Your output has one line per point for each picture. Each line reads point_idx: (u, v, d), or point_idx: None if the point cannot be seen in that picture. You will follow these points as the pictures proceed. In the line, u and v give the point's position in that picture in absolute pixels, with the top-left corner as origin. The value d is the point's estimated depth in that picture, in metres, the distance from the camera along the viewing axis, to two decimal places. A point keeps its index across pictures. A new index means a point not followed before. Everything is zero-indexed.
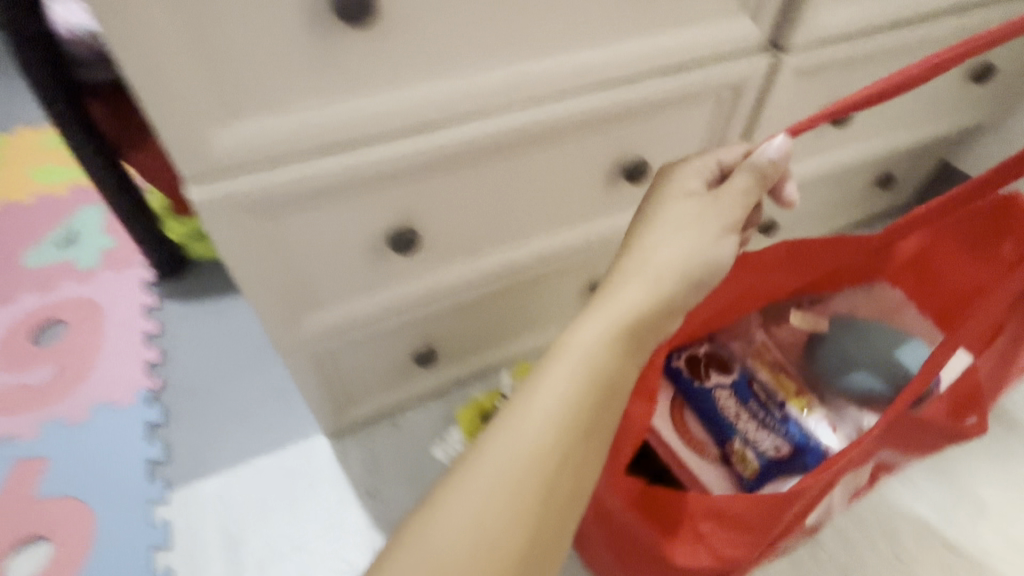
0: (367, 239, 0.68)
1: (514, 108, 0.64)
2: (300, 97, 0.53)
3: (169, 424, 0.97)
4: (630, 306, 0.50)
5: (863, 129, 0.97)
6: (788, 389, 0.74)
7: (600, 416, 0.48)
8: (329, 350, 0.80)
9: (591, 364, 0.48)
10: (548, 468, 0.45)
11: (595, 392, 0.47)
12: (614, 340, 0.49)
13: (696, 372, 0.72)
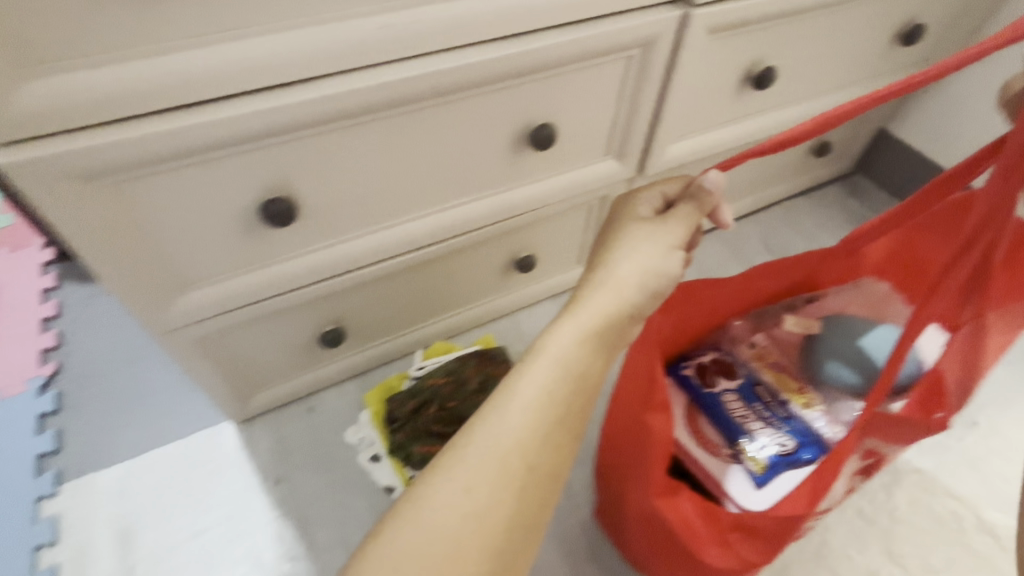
0: (236, 208, 0.63)
1: (389, 61, 0.59)
2: (133, 41, 0.48)
3: (62, 415, 0.91)
4: (601, 309, 0.50)
5: (791, 86, 0.94)
6: (791, 388, 0.69)
7: (580, 401, 0.49)
8: (217, 331, 0.74)
9: (567, 357, 0.48)
10: (534, 453, 0.46)
11: (572, 402, 0.48)
12: (592, 334, 0.50)
13: (702, 378, 0.68)
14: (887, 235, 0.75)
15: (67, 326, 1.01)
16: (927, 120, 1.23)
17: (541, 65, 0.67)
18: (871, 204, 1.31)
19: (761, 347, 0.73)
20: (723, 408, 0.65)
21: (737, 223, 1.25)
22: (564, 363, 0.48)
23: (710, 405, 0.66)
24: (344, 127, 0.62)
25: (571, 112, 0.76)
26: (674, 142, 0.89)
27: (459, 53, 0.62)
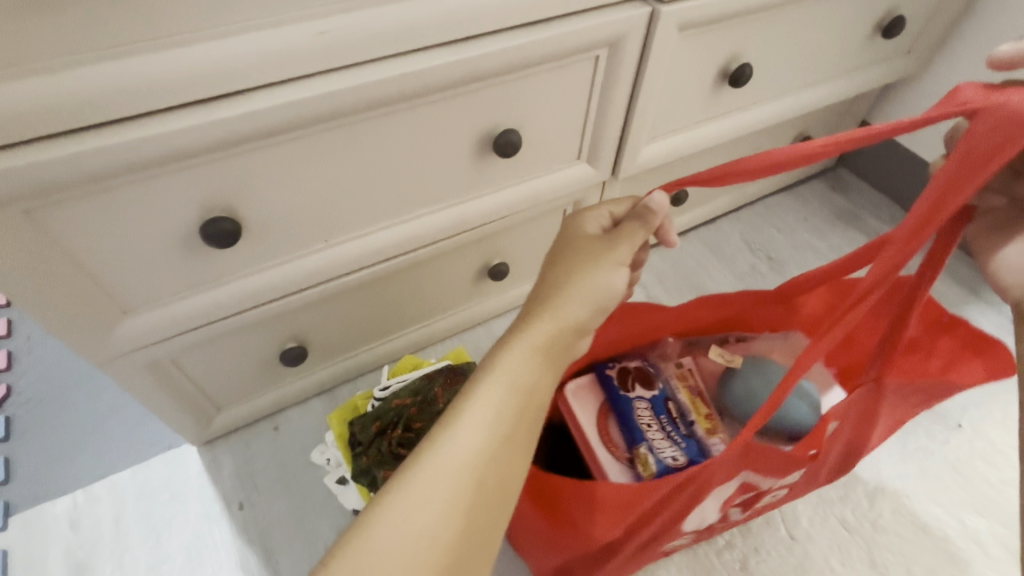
0: (176, 228, 0.58)
1: (336, 67, 0.55)
2: (42, 52, 0.44)
3: (11, 443, 0.86)
4: (556, 326, 0.47)
5: (769, 80, 0.91)
6: (700, 410, 0.66)
7: (535, 413, 0.46)
8: (167, 355, 0.70)
9: (525, 372, 0.45)
10: (492, 469, 0.43)
11: (525, 419, 0.45)
12: (545, 350, 0.47)
13: (622, 381, 0.64)
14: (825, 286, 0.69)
15: (19, 346, 0.96)
16: (910, 113, 1.20)
17: (502, 69, 0.63)
18: (854, 199, 1.29)
19: (686, 366, 0.70)
20: (632, 415, 0.62)
21: (718, 221, 1.22)
22: (516, 380, 0.45)
23: (619, 409, 0.62)
24: (290, 140, 0.58)
25: (538, 116, 0.72)
26: (648, 143, 0.86)
27: (414, 56, 0.58)
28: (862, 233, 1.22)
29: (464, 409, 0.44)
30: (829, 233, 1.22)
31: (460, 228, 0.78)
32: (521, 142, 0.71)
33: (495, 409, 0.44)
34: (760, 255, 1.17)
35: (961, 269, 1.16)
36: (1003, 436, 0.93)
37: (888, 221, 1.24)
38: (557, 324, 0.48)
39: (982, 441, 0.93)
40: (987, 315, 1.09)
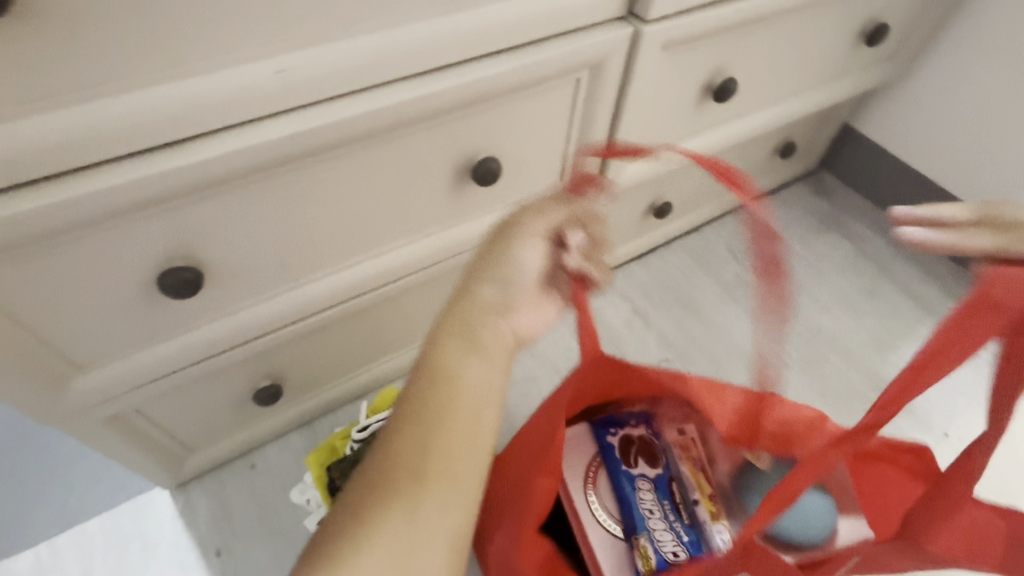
0: (131, 281, 0.54)
1: (303, 104, 0.51)
2: None
3: None
4: (461, 326, 0.45)
5: (753, 92, 0.88)
6: (705, 491, 0.63)
7: (457, 424, 0.41)
8: (130, 407, 0.66)
9: (433, 382, 0.42)
10: (408, 494, 0.39)
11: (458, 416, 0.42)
12: (454, 356, 0.44)
13: (624, 453, 0.64)
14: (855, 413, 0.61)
15: None
16: (891, 117, 1.20)
17: (479, 97, 0.59)
18: (837, 202, 1.28)
19: (691, 435, 0.67)
20: (635, 500, 0.60)
21: (701, 230, 1.20)
22: (441, 372, 0.43)
23: (619, 488, 0.61)
24: (254, 181, 0.54)
25: (517, 141, 0.69)
26: (632, 161, 0.83)
27: (387, 89, 0.54)
28: (846, 238, 1.21)
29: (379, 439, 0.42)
30: (813, 240, 1.21)
31: (440, 258, 0.75)
32: (501, 170, 0.68)
33: (425, 411, 0.42)
34: (745, 264, 1.15)
35: (942, 273, 1.16)
36: None
37: (871, 225, 1.24)
38: (477, 312, 0.46)
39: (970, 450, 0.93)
40: None
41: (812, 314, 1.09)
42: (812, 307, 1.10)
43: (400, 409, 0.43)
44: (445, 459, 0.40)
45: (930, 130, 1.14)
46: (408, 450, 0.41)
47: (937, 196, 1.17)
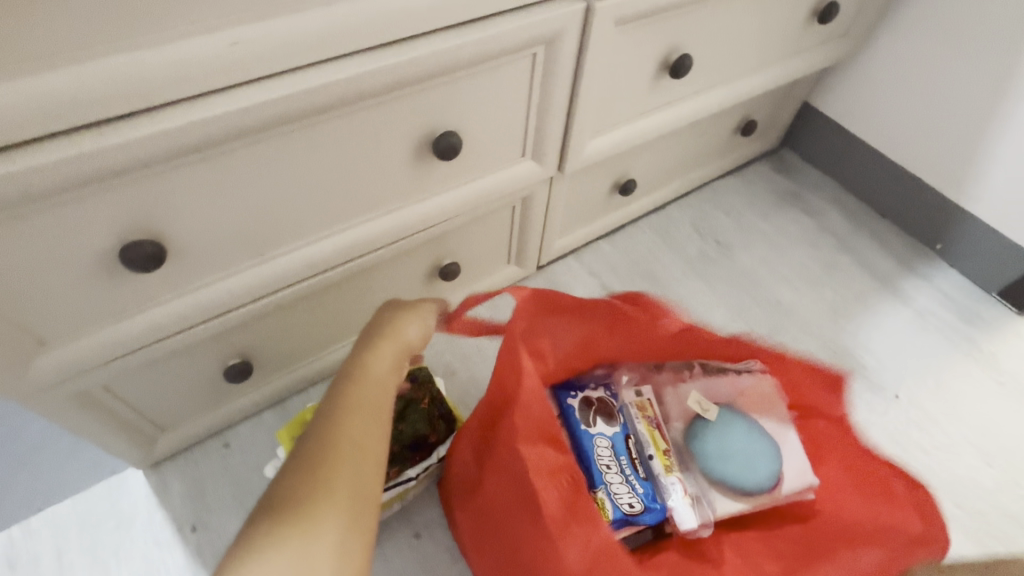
0: (92, 255, 0.55)
1: (257, 77, 0.51)
2: None
3: None
4: (376, 347, 0.55)
5: (710, 70, 0.91)
6: (660, 447, 0.69)
7: (364, 414, 0.51)
8: (98, 384, 0.67)
9: (348, 385, 0.52)
10: (321, 474, 0.47)
11: (358, 420, 0.50)
12: (368, 364, 0.54)
13: (584, 414, 0.68)
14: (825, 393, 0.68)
15: None
16: (847, 95, 1.24)
17: (434, 72, 0.61)
18: (798, 179, 1.32)
19: (647, 397, 0.72)
20: (592, 455, 0.66)
21: (667, 208, 1.23)
22: (355, 372, 0.53)
23: (578, 444, 0.66)
24: (214, 155, 0.55)
25: (477, 116, 0.70)
26: (593, 137, 0.85)
27: (343, 62, 0.55)
28: (806, 212, 1.26)
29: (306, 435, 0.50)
30: (774, 215, 1.25)
31: (404, 233, 0.76)
32: (461, 145, 0.70)
33: (330, 414, 0.50)
34: (709, 240, 1.19)
35: (895, 244, 1.22)
36: (934, 403, 0.99)
37: (830, 200, 1.29)
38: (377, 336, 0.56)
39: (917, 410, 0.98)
40: (921, 287, 1.15)
41: (772, 286, 1.13)
42: (772, 279, 1.14)
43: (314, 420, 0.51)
44: (343, 455, 0.48)
45: (883, 106, 1.19)
46: (321, 449, 0.48)
47: (891, 170, 1.22)
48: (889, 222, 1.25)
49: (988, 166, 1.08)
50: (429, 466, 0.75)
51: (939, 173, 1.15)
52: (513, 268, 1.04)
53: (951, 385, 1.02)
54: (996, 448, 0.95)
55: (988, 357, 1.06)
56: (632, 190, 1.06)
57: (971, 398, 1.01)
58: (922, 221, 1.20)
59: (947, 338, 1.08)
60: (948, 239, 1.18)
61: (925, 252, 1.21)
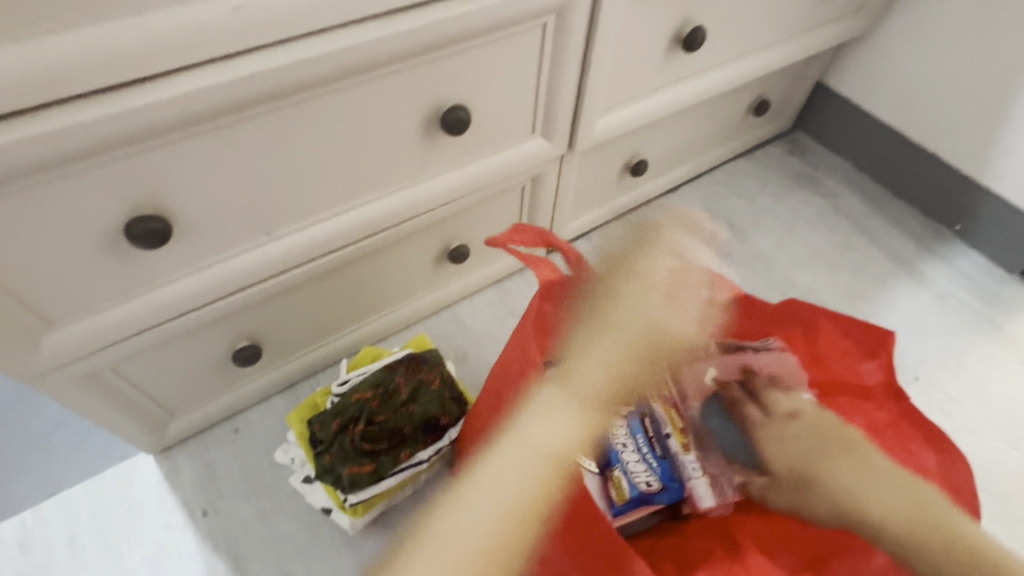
0: (97, 230, 0.54)
1: (262, 45, 0.50)
2: None
3: None
4: (620, 336, 0.57)
5: (723, 44, 0.89)
6: (676, 425, 0.68)
7: (565, 421, 0.56)
8: (107, 365, 0.66)
9: (602, 381, 0.57)
10: (522, 500, 0.52)
11: (559, 404, 0.57)
12: (617, 358, 0.57)
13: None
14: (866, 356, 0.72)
15: None
16: (862, 72, 1.21)
17: (443, 41, 0.59)
18: (812, 161, 1.30)
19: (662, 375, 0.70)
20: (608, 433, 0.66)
21: (678, 191, 1.21)
22: (635, 355, 0.58)
23: None
24: (219, 127, 0.54)
25: (486, 91, 0.69)
26: (604, 114, 0.84)
27: (349, 30, 0.54)
28: (820, 194, 1.23)
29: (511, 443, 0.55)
30: (788, 197, 1.22)
31: (413, 213, 0.75)
32: (470, 120, 0.68)
33: (517, 441, 0.55)
34: (722, 223, 1.17)
35: (913, 225, 1.19)
36: (956, 386, 0.97)
37: (845, 182, 1.26)
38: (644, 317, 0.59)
39: (938, 393, 0.96)
40: (940, 269, 1.12)
41: (787, 269, 1.11)
42: (786, 261, 1.12)
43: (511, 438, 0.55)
44: (529, 476, 0.53)
45: (900, 83, 1.16)
46: (521, 483, 0.53)
47: (908, 149, 1.19)
48: (906, 203, 1.23)
49: (1010, 142, 1.05)
50: (442, 448, 0.74)
51: (959, 151, 1.12)
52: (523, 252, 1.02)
53: (973, 367, 0.99)
54: (1021, 431, 0.93)
55: (1011, 339, 1.03)
56: (643, 172, 1.05)
57: (994, 380, 0.98)
58: (941, 202, 1.18)
59: (968, 320, 1.05)
60: (968, 220, 1.15)
61: (943, 233, 1.18)
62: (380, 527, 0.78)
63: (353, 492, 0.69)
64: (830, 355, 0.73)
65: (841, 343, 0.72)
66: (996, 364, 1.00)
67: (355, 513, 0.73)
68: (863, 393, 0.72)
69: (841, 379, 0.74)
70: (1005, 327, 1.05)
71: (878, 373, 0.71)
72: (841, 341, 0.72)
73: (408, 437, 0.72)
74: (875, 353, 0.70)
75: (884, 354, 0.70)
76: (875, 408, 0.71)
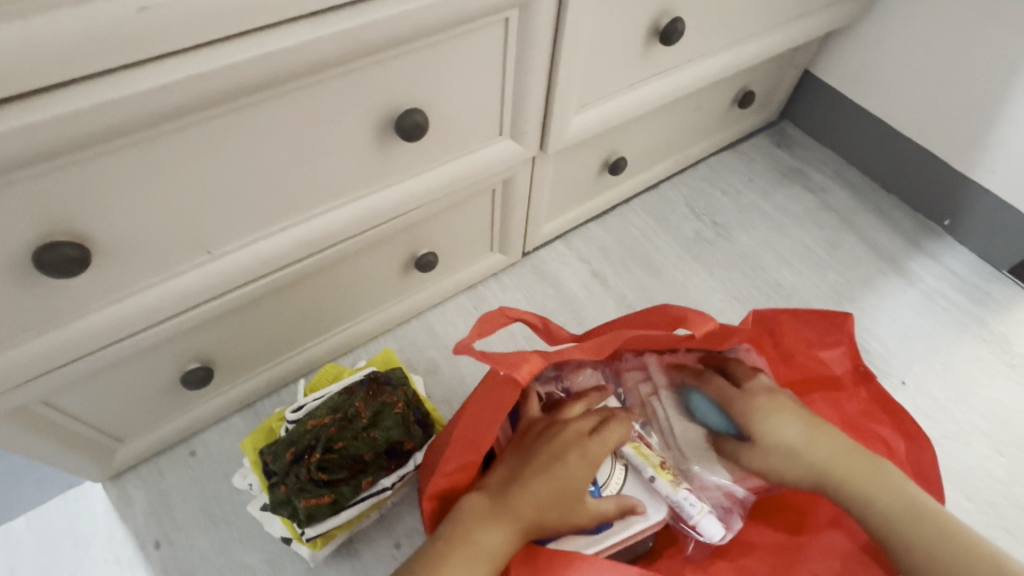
0: (4, 261, 0.48)
1: (178, 49, 0.44)
2: None
3: None
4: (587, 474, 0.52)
5: (704, 34, 0.83)
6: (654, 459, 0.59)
7: (506, 543, 0.48)
8: (36, 400, 0.60)
9: (554, 506, 0.50)
10: None
11: (494, 508, 0.50)
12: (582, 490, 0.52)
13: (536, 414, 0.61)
14: (829, 350, 0.62)
15: None
16: (851, 61, 1.16)
17: (394, 41, 0.54)
18: (798, 153, 1.25)
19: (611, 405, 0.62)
20: None
21: (660, 187, 1.16)
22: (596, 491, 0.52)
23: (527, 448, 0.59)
24: (138, 141, 0.48)
25: (446, 92, 0.63)
26: (578, 112, 0.78)
27: (281, 30, 0.48)
28: (807, 189, 1.19)
29: (448, 535, 0.48)
30: (773, 192, 1.18)
31: (374, 224, 0.70)
32: (429, 123, 0.63)
33: (447, 554, 0.47)
34: (705, 221, 1.12)
35: (902, 221, 1.15)
36: (944, 390, 0.94)
37: (832, 175, 1.22)
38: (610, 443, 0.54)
39: (925, 397, 0.93)
40: (928, 267, 1.09)
41: (773, 268, 1.07)
42: (772, 261, 1.08)
43: (449, 542, 0.48)
44: None
45: (889, 73, 1.11)
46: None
47: (897, 142, 1.15)
48: (895, 197, 1.19)
49: (1002, 135, 1.01)
50: (407, 474, 0.70)
51: (950, 143, 1.08)
52: (498, 256, 0.97)
53: (962, 370, 0.97)
54: (1008, 435, 0.90)
55: (1000, 338, 1.01)
56: (623, 169, 0.99)
57: (983, 382, 0.95)
58: (930, 196, 1.14)
59: (955, 320, 1.02)
60: (957, 215, 1.11)
61: (932, 229, 1.15)
62: (346, 554, 0.74)
63: (311, 525, 0.66)
64: (795, 349, 0.63)
65: (805, 335, 0.62)
66: (986, 366, 0.97)
67: (314, 545, 0.69)
68: (831, 382, 0.64)
69: (812, 373, 0.64)
70: (994, 325, 1.02)
71: (845, 359, 0.62)
72: (807, 333, 0.61)
73: (369, 463, 0.69)
74: (840, 341, 0.61)
75: (848, 341, 0.60)
76: (847, 398, 0.63)
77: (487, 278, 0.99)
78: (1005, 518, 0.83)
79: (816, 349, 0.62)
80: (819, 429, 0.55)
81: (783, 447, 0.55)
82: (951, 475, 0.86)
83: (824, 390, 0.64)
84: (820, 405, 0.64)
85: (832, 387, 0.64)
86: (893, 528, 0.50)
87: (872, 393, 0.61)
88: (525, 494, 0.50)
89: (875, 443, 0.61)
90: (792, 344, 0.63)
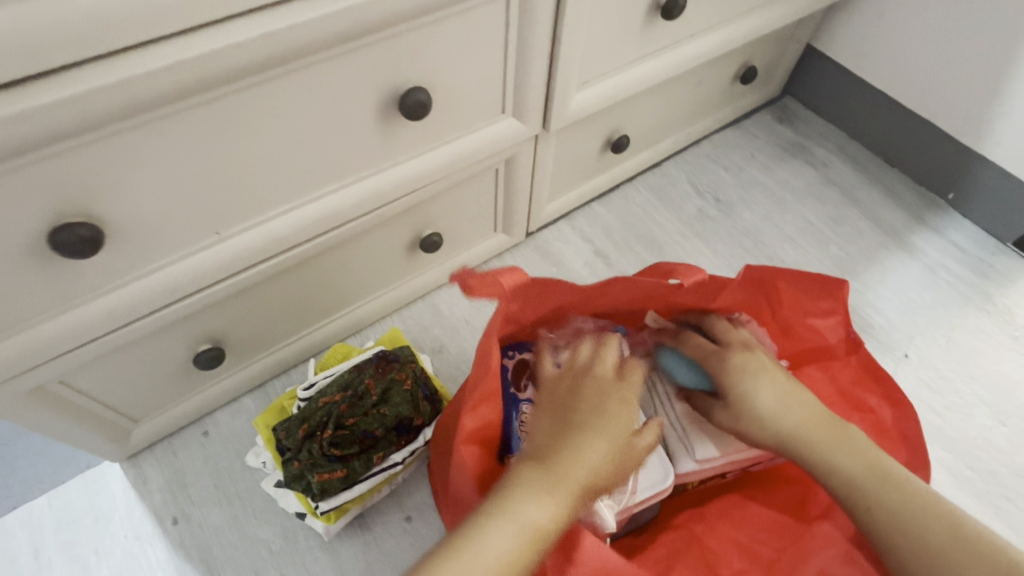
0: (19, 242, 0.49)
1: (182, 30, 0.45)
2: None
3: None
4: (628, 422, 0.49)
5: (706, 8, 0.83)
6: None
7: (565, 509, 0.43)
8: (52, 380, 0.62)
9: (604, 460, 0.46)
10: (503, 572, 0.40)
11: (545, 472, 0.44)
12: (627, 439, 0.49)
13: (516, 378, 0.64)
14: (823, 319, 0.63)
15: None
16: (855, 34, 1.15)
17: (397, 17, 0.54)
18: (801, 129, 1.25)
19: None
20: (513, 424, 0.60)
21: (663, 164, 1.17)
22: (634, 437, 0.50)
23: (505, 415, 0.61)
24: (143, 123, 0.48)
25: (448, 71, 0.64)
26: (579, 90, 0.78)
27: (283, 9, 0.48)
28: (810, 164, 1.19)
29: (497, 506, 0.43)
30: (776, 169, 1.18)
31: (379, 203, 0.71)
32: (432, 102, 0.63)
33: (500, 527, 0.42)
34: (708, 198, 1.12)
35: (905, 195, 1.15)
36: (946, 362, 0.95)
37: (835, 150, 1.21)
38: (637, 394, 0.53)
39: (927, 369, 0.94)
40: (932, 240, 1.09)
41: (775, 244, 1.07)
42: (774, 237, 1.08)
43: (501, 516, 0.42)
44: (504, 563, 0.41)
45: (893, 47, 1.10)
46: (497, 553, 0.41)
47: (901, 115, 1.14)
48: (898, 171, 1.19)
49: (1007, 107, 1.00)
50: (416, 450, 0.71)
51: (954, 115, 1.07)
52: (502, 236, 0.98)
53: (965, 342, 0.97)
54: (1009, 405, 0.91)
55: (1002, 310, 1.01)
56: (626, 147, 0.99)
57: (984, 353, 0.96)
58: (934, 170, 1.14)
59: (957, 293, 1.03)
60: (962, 188, 1.11)
61: (935, 202, 1.14)
62: (358, 528, 0.76)
63: (324, 499, 0.67)
64: (793, 320, 0.65)
65: (802, 302, 0.62)
66: (987, 337, 0.98)
67: (328, 519, 0.71)
68: (827, 351, 0.65)
69: (810, 343, 0.65)
70: (996, 297, 1.03)
71: (838, 328, 0.62)
72: (804, 301, 0.62)
73: (380, 439, 0.70)
74: (834, 309, 0.61)
75: (842, 310, 0.61)
76: (841, 368, 0.64)
77: (490, 258, 1.00)
78: (1003, 485, 0.85)
79: (810, 317, 0.63)
80: (787, 400, 0.56)
81: (757, 415, 0.56)
82: (951, 444, 0.88)
83: (822, 358, 0.65)
84: (815, 376, 0.66)
85: (828, 356, 0.65)
86: (861, 498, 0.49)
87: (865, 361, 0.61)
88: (571, 451, 0.46)
89: (867, 412, 0.62)
90: (784, 313, 0.65)
